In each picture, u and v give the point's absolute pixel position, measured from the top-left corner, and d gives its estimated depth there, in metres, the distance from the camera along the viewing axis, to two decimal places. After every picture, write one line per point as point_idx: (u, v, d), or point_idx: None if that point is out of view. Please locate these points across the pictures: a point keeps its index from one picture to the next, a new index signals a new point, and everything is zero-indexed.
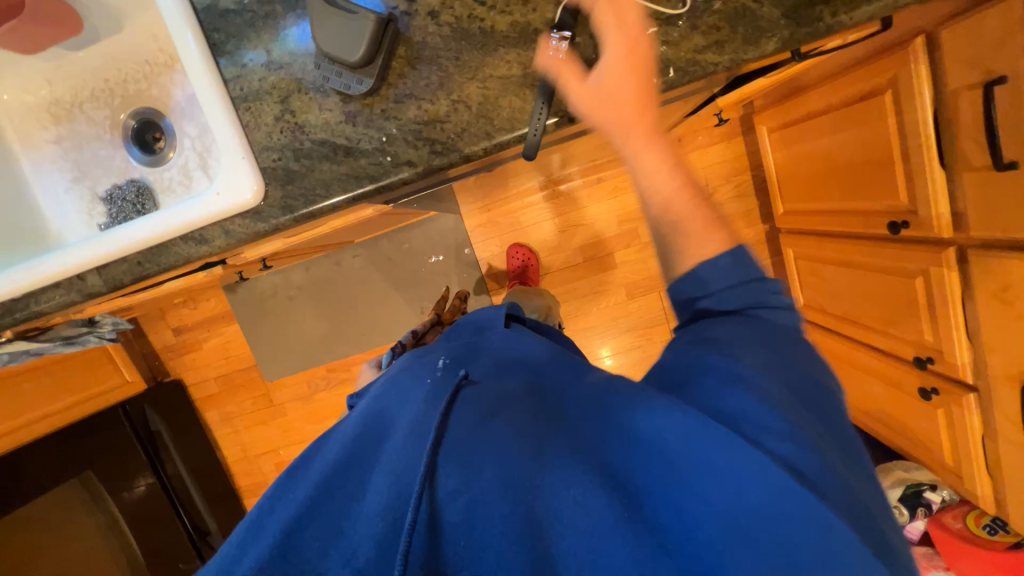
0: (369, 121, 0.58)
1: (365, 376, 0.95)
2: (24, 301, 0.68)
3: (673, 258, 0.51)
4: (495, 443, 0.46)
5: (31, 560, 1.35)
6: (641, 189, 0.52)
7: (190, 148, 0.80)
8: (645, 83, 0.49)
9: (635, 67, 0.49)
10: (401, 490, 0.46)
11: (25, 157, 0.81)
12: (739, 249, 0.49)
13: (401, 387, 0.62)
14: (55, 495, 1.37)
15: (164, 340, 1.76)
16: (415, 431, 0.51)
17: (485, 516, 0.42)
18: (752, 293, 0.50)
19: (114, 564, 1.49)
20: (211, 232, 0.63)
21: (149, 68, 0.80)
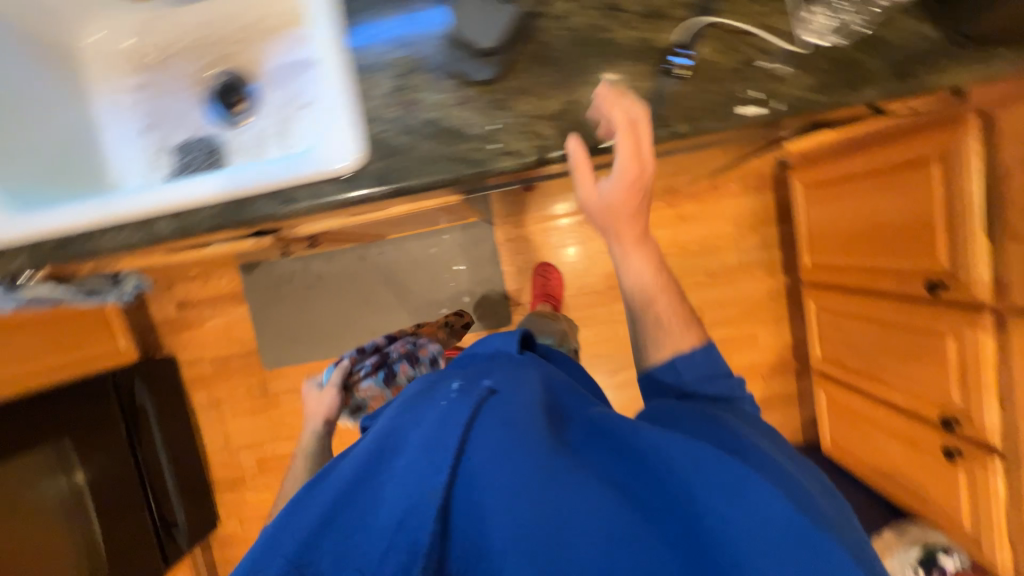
0: (481, 108, 0.59)
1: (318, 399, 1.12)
2: (81, 238, 0.65)
3: (646, 349, 0.65)
4: (518, 458, 0.47)
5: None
6: (628, 281, 0.65)
7: (273, 115, 0.81)
8: (638, 201, 0.58)
9: (633, 185, 0.56)
10: (409, 504, 0.46)
11: (101, 100, 0.81)
12: (709, 346, 0.63)
13: (414, 405, 0.58)
14: (32, 459, 1.23)
15: (165, 313, 1.69)
16: (425, 448, 0.50)
17: (502, 530, 0.45)
18: (720, 386, 0.63)
19: (72, 555, 1.30)
20: (299, 193, 0.62)
21: (245, 33, 0.81)
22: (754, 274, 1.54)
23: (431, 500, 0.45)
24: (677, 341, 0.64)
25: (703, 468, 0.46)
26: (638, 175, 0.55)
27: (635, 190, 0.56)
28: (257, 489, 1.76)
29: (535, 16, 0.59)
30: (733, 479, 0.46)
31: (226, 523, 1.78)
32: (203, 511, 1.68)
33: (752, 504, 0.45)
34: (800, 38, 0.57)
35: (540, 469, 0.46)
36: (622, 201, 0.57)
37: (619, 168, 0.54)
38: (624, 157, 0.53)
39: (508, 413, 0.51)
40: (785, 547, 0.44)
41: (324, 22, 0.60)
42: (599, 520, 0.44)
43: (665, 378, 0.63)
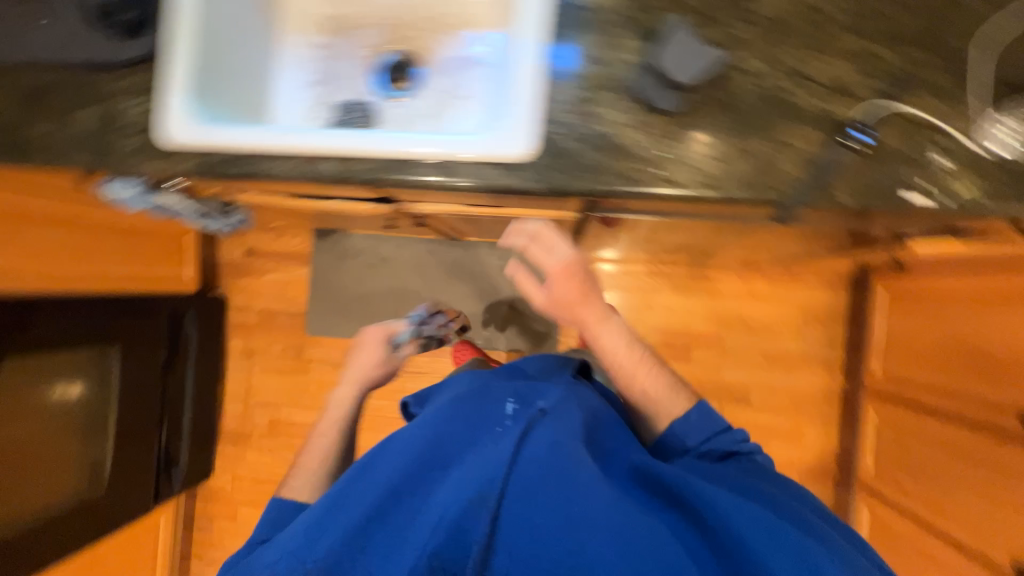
0: (658, 135, 0.62)
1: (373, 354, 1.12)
2: (249, 159, 0.70)
3: (654, 426, 0.81)
4: (567, 482, 0.60)
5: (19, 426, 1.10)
6: (609, 363, 0.84)
7: (430, 98, 0.87)
8: (581, 278, 0.81)
9: (571, 274, 0.80)
10: (472, 491, 0.59)
11: (286, 50, 0.89)
12: (704, 407, 0.78)
13: (470, 413, 0.70)
14: (73, 358, 1.21)
15: (231, 256, 1.74)
16: (478, 461, 0.63)
17: (551, 524, 0.57)
18: (721, 441, 0.76)
19: (73, 468, 1.24)
20: (460, 169, 0.66)
21: (428, 23, 0.88)
22: (813, 370, 1.51)
23: (487, 503, 0.58)
24: (670, 408, 0.80)
25: (741, 512, 0.59)
26: (571, 271, 0.80)
27: (570, 276, 0.80)
28: (261, 450, 1.73)
29: (731, 67, 0.62)
30: (734, 501, 0.61)
31: (217, 476, 1.74)
32: (203, 458, 1.66)
33: (755, 521, 0.59)
34: (975, 142, 0.59)
35: (582, 472, 0.61)
36: (564, 290, 0.81)
37: (550, 273, 0.81)
38: (550, 263, 0.80)
39: (560, 440, 0.64)
40: (794, 560, 0.56)
41: (533, 25, 0.65)
42: (626, 514, 0.58)
43: (666, 446, 0.78)
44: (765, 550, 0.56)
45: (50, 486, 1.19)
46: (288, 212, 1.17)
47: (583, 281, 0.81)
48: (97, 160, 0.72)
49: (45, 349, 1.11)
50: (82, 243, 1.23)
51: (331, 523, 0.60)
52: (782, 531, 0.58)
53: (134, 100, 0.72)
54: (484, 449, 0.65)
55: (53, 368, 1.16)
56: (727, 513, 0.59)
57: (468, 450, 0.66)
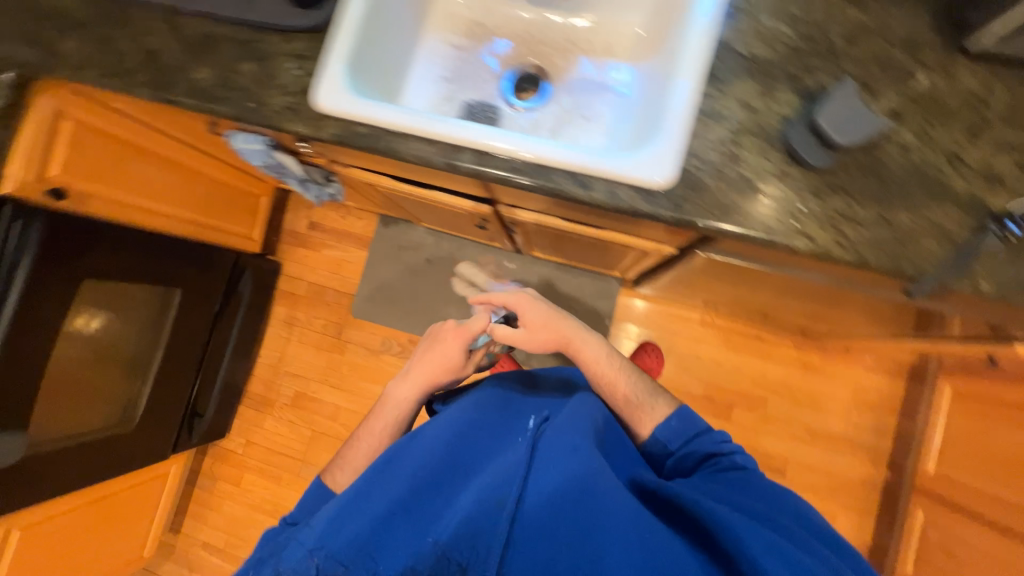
0: (801, 188, 0.63)
1: (451, 358, 0.95)
2: (391, 137, 0.73)
3: (636, 431, 0.86)
4: (578, 481, 0.61)
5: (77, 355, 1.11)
6: (591, 373, 0.91)
7: (555, 113, 0.89)
8: (542, 304, 0.98)
9: (531, 300, 0.98)
10: (490, 491, 0.60)
11: (425, 44, 0.93)
12: (683, 413, 0.83)
13: (491, 426, 0.75)
14: (140, 296, 1.23)
15: (295, 226, 1.78)
16: (497, 465, 0.65)
17: (565, 526, 0.57)
18: (704, 442, 0.79)
19: (106, 404, 1.24)
20: (595, 184, 0.68)
21: (565, 45, 0.92)
22: (855, 455, 1.45)
23: (504, 498, 0.59)
24: (652, 412, 0.85)
25: (754, 531, 0.57)
26: (530, 300, 0.98)
27: (527, 300, 0.98)
28: (280, 420, 1.73)
29: (884, 137, 0.63)
30: (747, 522, 0.58)
31: (231, 437, 1.74)
32: (224, 416, 1.66)
33: (768, 542, 0.55)
34: None
35: (595, 481, 0.61)
36: (527, 314, 0.96)
37: (512, 300, 0.98)
38: (510, 295, 0.99)
39: (570, 443, 0.67)
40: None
41: (696, 63, 0.66)
42: (639, 526, 0.58)
43: (657, 452, 0.82)
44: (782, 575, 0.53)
45: (80, 414, 1.17)
46: (382, 197, 1.19)
47: (551, 308, 0.97)
48: (244, 113, 0.76)
49: (122, 280, 1.13)
50: (175, 184, 1.26)
51: (354, 512, 0.60)
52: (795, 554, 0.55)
53: (293, 64, 0.76)
54: (501, 455, 0.68)
55: (120, 301, 1.18)
56: (737, 530, 0.56)
57: (486, 461, 0.68)
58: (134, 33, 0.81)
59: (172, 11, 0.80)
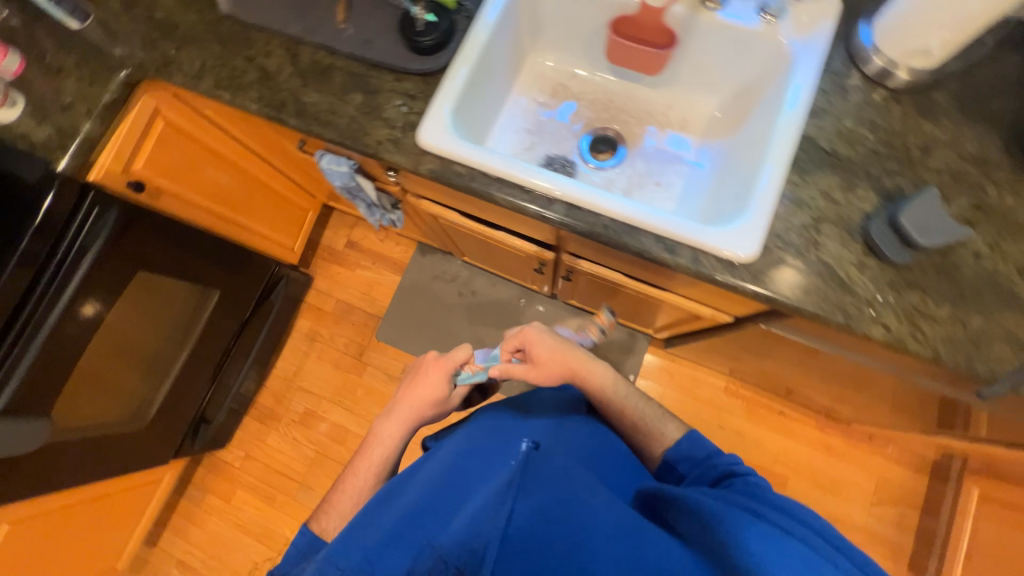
0: (880, 280, 0.67)
1: (434, 389, 0.90)
2: (487, 181, 0.77)
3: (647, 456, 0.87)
4: (569, 483, 0.57)
5: (116, 351, 1.09)
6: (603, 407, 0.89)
7: (629, 175, 0.94)
8: (556, 340, 0.94)
9: (546, 337, 0.94)
10: (481, 510, 0.52)
11: (512, 96, 0.99)
12: (693, 436, 0.82)
13: (480, 451, 0.72)
14: (181, 296, 1.22)
15: (333, 242, 1.81)
16: (486, 482, 0.60)
17: (563, 523, 0.51)
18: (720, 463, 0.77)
19: (125, 401, 1.20)
20: (680, 250, 0.71)
21: (644, 115, 0.98)
22: (871, 547, 1.42)
23: (495, 505, 0.51)
24: (663, 444, 0.85)
25: (746, 525, 0.54)
26: (543, 337, 0.94)
27: (542, 338, 0.94)
28: (285, 436, 1.67)
29: (961, 245, 0.67)
30: (747, 520, 0.55)
31: (230, 448, 1.67)
32: (230, 424, 1.61)
33: (760, 531, 0.53)
34: None
35: (583, 491, 0.58)
36: (540, 350, 0.92)
37: (524, 336, 0.94)
38: (523, 332, 0.95)
39: (557, 457, 0.64)
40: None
41: (785, 154, 0.71)
42: (630, 532, 0.55)
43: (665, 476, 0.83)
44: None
45: (96, 411, 1.11)
46: (439, 229, 1.23)
47: (558, 342, 0.93)
48: (348, 139, 0.80)
49: (172, 276, 1.14)
50: (237, 190, 1.28)
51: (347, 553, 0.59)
52: (805, 553, 0.51)
53: (400, 101, 0.81)
54: (490, 473, 0.64)
55: (163, 300, 1.17)
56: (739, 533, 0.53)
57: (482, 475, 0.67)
58: (252, 53, 0.87)
59: (293, 39, 0.86)
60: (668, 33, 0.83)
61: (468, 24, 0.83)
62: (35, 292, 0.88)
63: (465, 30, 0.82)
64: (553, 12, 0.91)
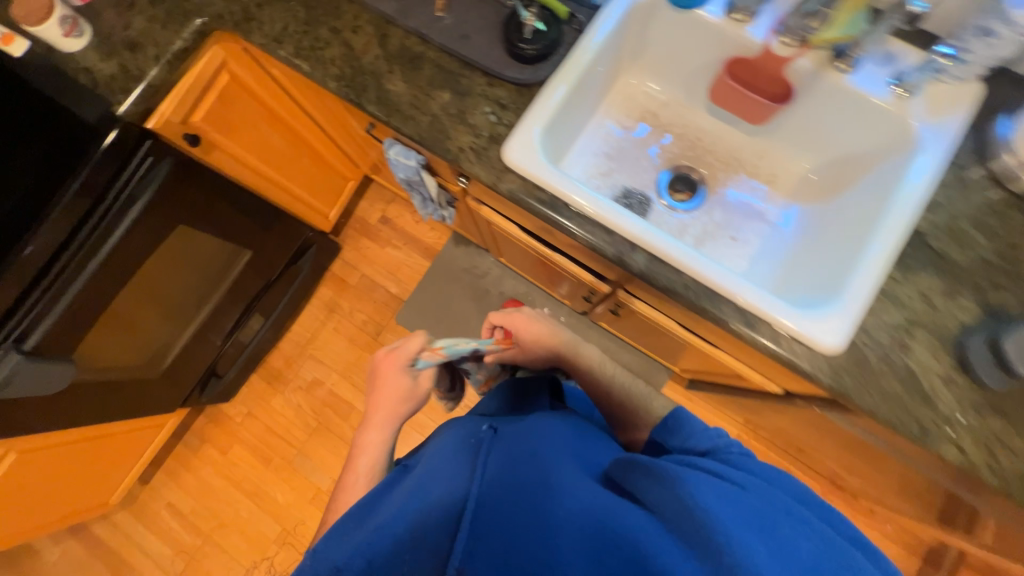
0: (965, 399, 0.63)
1: (399, 386, 0.78)
2: (568, 212, 0.72)
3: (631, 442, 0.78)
4: (520, 461, 0.49)
5: (143, 301, 1.07)
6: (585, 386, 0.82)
7: (705, 223, 0.89)
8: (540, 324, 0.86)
9: (526, 319, 0.86)
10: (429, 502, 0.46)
11: (598, 116, 0.93)
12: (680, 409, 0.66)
13: (444, 441, 0.61)
14: (212, 254, 1.18)
15: (367, 215, 1.77)
16: (435, 468, 0.52)
17: (510, 504, 0.44)
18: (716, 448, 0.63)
19: (144, 350, 1.17)
20: (760, 325, 0.67)
21: (732, 161, 0.92)
22: None
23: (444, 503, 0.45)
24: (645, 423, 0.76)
25: (713, 490, 0.45)
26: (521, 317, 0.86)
27: (521, 320, 0.86)
28: (290, 401, 1.67)
29: None
30: (702, 477, 0.47)
31: (234, 403, 1.68)
32: (238, 380, 1.61)
33: (725, 495, 0.45)
34: None
35: (534, 458, 0.50)
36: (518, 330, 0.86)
37: (505, 315, 0.87)
38: (501, 313, 0.88)
39: (506, 433, 0.56)
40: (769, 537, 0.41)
41: (892, 245, 0.67)
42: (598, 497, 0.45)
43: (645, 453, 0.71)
44: (746, 532, 0.40)
45: (115, 358, 1.09)
46: (489, 233, 1.19)
47: (540, 324, 0.85)
48: (428, 139, 0.75)
49: (208, 232, 1.10)
50: (287, 154, 1.24)
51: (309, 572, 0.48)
52: (759, 508, 0.45)
53: (490, 108, 0.76)
54: (441, 457, 0.55)
55: (195, 257, 1.13)
56: (687, 480, 0.45)
57: (439, 457, 0.55)
58: (338, 26, 0.81)
59: (386, 18, 0.81)
60: (784, 84, 0.77)
61: (576, 37, 0.77)
62: (76, 238, 0.85)
63: (571, 44, 0.77)
64: (661, 36, 0.85)
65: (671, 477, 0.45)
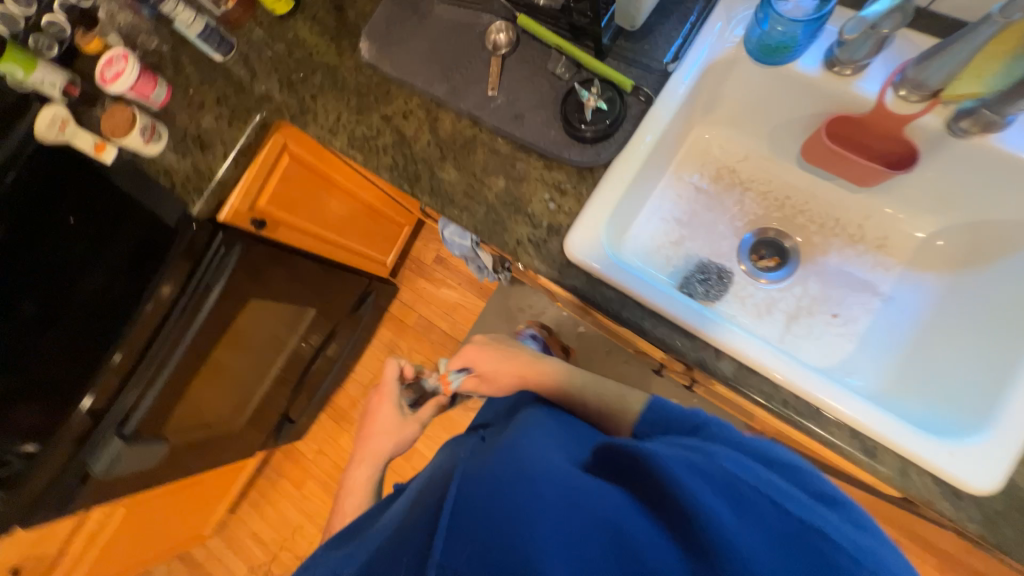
0: None
1: (388, 418, 0.94)
2: (639, 312, 0.65)
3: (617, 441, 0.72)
4: (501, 452, 0.47)
5: (221, 371, 1.12)
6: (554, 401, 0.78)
7: (797, 298, 0.78)
8: (497, 351, 0.91)
9: (485, 348, 0.92)
10: (418, 522, 0.44)
11: (665, 178, 0.83)
12: (652, 403, 0.61)
13: (436, 462, 0.62)
14: (280, 320, 1.22)
15: (421, 255, 1.78)
16: (431, 486, 0.51)
17: (490, 489, 0.42)
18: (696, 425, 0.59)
19: (225, 411, 1.24)
20: (884, 455, 0.56)
21: (831, 224, 0.79)
22: None
23: (427, 518, 0.43)
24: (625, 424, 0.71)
25: (681, 463, 0.45)
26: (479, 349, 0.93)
27: (479, 349, 0.92)
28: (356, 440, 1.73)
29: None
30: (678, 453, 0.46)
31: (306, 440, 1.77)
32: (309, 420, 1.70)
33: (697, 467, 0.45)
34: None
35: (514, 448, 0.48)
36: (476, 357, 0.92)
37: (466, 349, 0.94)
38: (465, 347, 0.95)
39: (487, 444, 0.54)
40: (739, 506, 0.42)
41: None
42: (580, 479, 0.43)
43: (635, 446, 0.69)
44: (713, 499, 0.41)
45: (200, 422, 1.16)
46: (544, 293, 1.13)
47: (496, 350, 0.91)
48: (484, 231, 0.71)
49: (276, 302, 1.14)
50: (345, 216, 1.26)
51: None
52: (729, 476, 0.44)
53: (548, 194, 0.70)
54: (436, 475, 0.54)
55: (264, 326, 1.17)
56: (666, 458, 0.44)
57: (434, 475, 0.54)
58: (389, 112, 0.79)
59: (437, 101, 0.78)
60: (907, 143, 0.64)
61: (643, 108, 0.69)
62: (162, 329, 0.89)
63: (637, 117, 0.69)
64: (740, 90, 0.73)
65: (639, 459, 0.46)
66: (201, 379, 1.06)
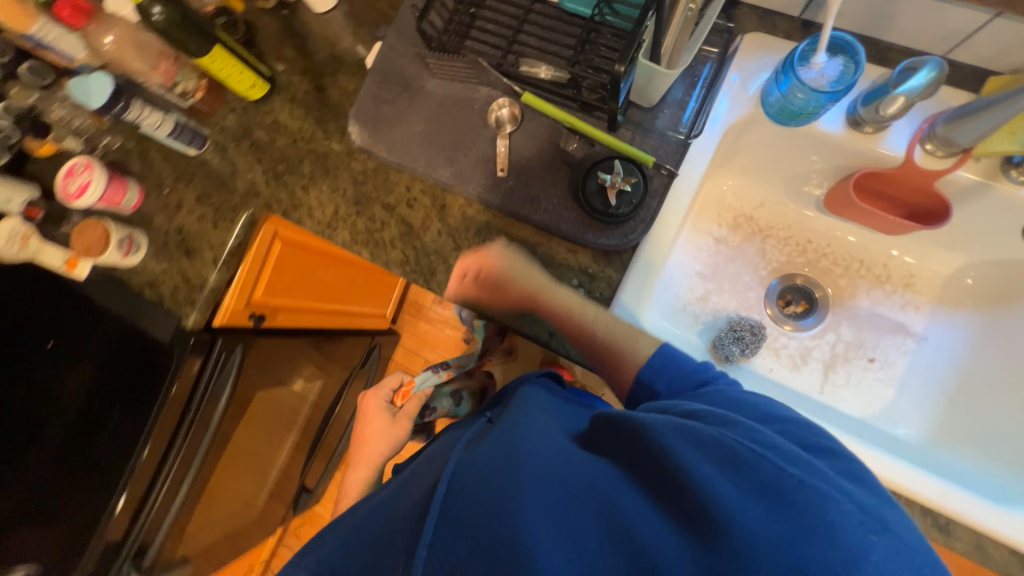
0: None
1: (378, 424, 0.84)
2: None
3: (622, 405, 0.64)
4: (494, 444, 0.46)
5: (232, 472, 1.03)
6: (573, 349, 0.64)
7: (830, 345, 0.76)
8: (513, 262, 0.66)
9: (501, 260, 0.66)
10: (403, 511, 0.43)
11: (686, 234, 0.79)
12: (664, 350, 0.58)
13: (432, 450, 0.59)
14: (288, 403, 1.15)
15: (418, 297, 1.72)
16: (423, 475, 0.49)
17: (482, 493, 0.40)
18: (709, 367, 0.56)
19: (241, 506, 1.16)
20: (958, 530, 0.59)
21: (857, 266, 0.78)
22: None
23: (414, 517, 0.42)
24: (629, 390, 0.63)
25: (677, 434, 0.41)
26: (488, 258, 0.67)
27: (493, 264, 0.66)
28: None
29: None
30: (675, 422, 0.42)
31: (323, 503, 1.71)
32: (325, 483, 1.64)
33: (698, 436, 0.41)
34: None
35: (510, 441, 0.46)
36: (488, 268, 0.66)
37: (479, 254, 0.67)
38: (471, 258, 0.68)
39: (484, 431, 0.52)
40: (738, 475, 0.38)
41: None
42: (570, 472, 0.41)
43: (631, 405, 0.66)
44: (708, 469, 0.38)
45: (217, 527, 1.07)
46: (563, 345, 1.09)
47: (520, 263, 0.66)
48: (515, 323, 0.68)
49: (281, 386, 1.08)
50: (342, 282, 1.19)
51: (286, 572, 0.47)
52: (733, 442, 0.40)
53: (577, 279, 0.67)
54: (429, 464, 0.52)
55: (271, 413, 1.08)
56: (663, 430, 0.41)
57: (428, 462, 0.52)
58: (391, 201, 0.74)
59: (442, 184, 0.73)
60: (941, 200, 0.62)
61: (666, 183, 0.65)
62: None
63: (660, 193, 0.65)
64: (756, 145, 0.71)
65: (636, 434, 0.43)
66: (214, 486, 0.98)
